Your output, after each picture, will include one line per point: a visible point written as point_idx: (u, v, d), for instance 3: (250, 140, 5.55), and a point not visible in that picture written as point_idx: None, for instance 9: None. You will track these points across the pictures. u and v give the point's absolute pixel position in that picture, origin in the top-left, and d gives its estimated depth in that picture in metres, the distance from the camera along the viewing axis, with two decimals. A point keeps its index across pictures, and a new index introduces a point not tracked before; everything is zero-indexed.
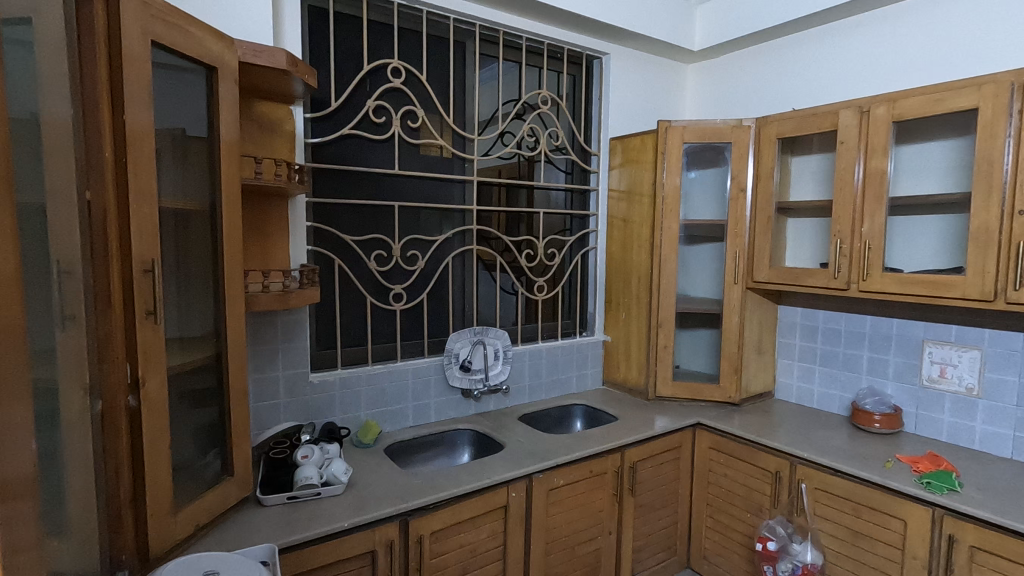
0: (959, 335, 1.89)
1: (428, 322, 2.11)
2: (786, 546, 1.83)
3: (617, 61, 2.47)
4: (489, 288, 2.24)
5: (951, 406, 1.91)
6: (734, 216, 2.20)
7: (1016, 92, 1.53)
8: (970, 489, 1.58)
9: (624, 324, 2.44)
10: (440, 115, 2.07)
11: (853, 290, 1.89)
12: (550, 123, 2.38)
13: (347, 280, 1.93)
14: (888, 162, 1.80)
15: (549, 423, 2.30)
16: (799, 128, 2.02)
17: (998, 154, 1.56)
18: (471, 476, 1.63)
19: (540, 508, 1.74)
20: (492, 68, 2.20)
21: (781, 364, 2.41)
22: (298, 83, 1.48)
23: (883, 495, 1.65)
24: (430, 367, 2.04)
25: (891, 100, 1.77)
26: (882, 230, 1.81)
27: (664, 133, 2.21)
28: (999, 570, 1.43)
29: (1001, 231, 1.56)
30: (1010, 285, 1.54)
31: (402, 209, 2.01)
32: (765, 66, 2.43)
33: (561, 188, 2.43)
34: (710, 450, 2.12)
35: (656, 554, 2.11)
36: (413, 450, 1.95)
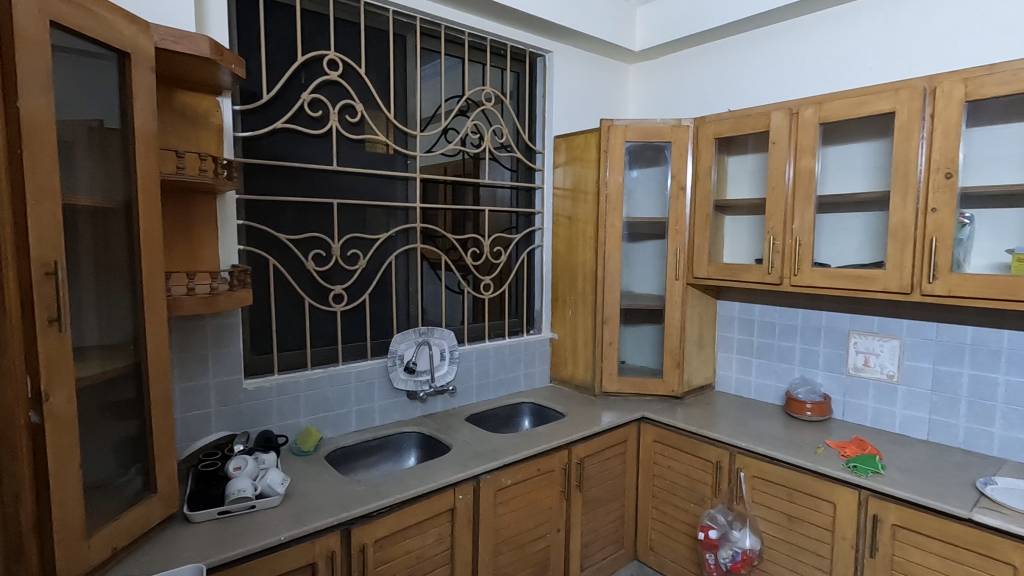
0: (881, 325, 2.00)
1: (371, 324, 2.05)
2: (726, 533, 1.91)
3: (561, 60, 2.48)
4: (435, 287, 2.20)
5: (874, 392, 2.03)
6: (675, 214, 2.25)
7: (928, 97, 1.63)
8: (892, 471, 1.67)
9: (571, 321, 2.45)
10: (380, 110, 2.01)
11: (785, 285, 1.97)
12: (494, 120, 2.36)
13: (283, 281, 1.84)
14: (816, 162, 1.88)
15: (497, 423, 2.29)
16: (734, 128, 2.09)
17: (912, 156, 1.66)
18: (416, 480, 1.59)
19: (488, 509, 1.72)
20: (434, 63, 2.16)
21: (720, 357, 2.49)
22: (225, 73, 1.39)
23: (815, 480, 1.72)
24: (374, 369, 1.98)
25: (818, 102, 1.85)
26: (811, 227, 1.90)
27: (607, 131, 2.24)
28: (919, 545, 1.53)
29: (917, 227, 1.66)
30: (925, 278, 1.64)
31: (341, 206, 1.94)
32: (703, 68, 2.51)
33: (507, 185, 2.41)
34: (654, 443, 2.17)
35: (604, 549, 2.13)
36: (357, 456, 1.89)
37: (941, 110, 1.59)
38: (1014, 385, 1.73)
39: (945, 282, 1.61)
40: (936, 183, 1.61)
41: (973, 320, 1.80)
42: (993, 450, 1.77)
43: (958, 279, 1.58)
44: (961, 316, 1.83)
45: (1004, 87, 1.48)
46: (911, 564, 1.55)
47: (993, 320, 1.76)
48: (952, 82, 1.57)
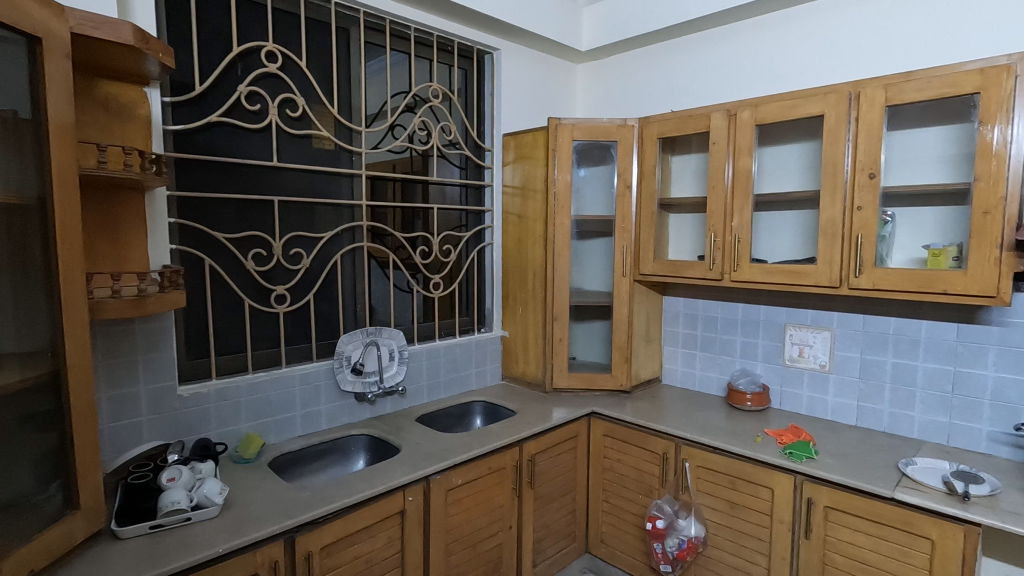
0: (814, 318, 2.11)
1: (316, 325, 1.99)
2: (673, 522, 1.98)
3: (508, 58, 2.49)
4: (383, 286, 2.16)
5: (808, 381, 2.13)
6: (621, 212, 2.30)
7: (853, 101, 1.72)
8: (824, 456, 1.76)
9: (521, 319, 2.46)
10: (323, 104, 1.95)
11: (726, 280, 2.05)
12: (442, 117, 2.33)
13: (221, 282, 1.76)
14: (753, 162, 1.96)
15: (448, 422, 2.27)
16: (677, 128, 2.14)
17: (840, 157, 1.75)
18: (364, 483, 1.55)
19: (438, 510, 1.71)
20: (379, 58, 2.12)
21: (666, 351, 2.56)
22: (152, 62, 1.32)
23: (754, 467, 1.80)
24: (320, 372, 1.93)
25: (754, 104, 1.93)
26: (749, 224, 1.97)
27: (555, 130, 2.26)
28: (849, 525, 1.62)
29: (844, 224, 1.76)
30: (852, 272, 1.74)
31: (283, 204, 1.87)
32: (648, 69, 2.57)
33: (456, 183, 2.39)
34: (604, 437, 2.20)
35: (556, 544, 2.15)
36: (302, 461, 1.83)
37: (865, 114, 1.69)
38: (932, 371, 1.86)
39: (869, 276, 1.71)
40: (861, 183, 1.71)
41: (896, 311, 1.92)
42: (914, 432, 1.89)
43: (882, 273, 1.69)
44: (885, 308, 1.94)
45: (921, 93, 1.59)
46: (842, 543, 1.64)
47: (913, 311, 1.88)
48: (874, 88, 1.67)
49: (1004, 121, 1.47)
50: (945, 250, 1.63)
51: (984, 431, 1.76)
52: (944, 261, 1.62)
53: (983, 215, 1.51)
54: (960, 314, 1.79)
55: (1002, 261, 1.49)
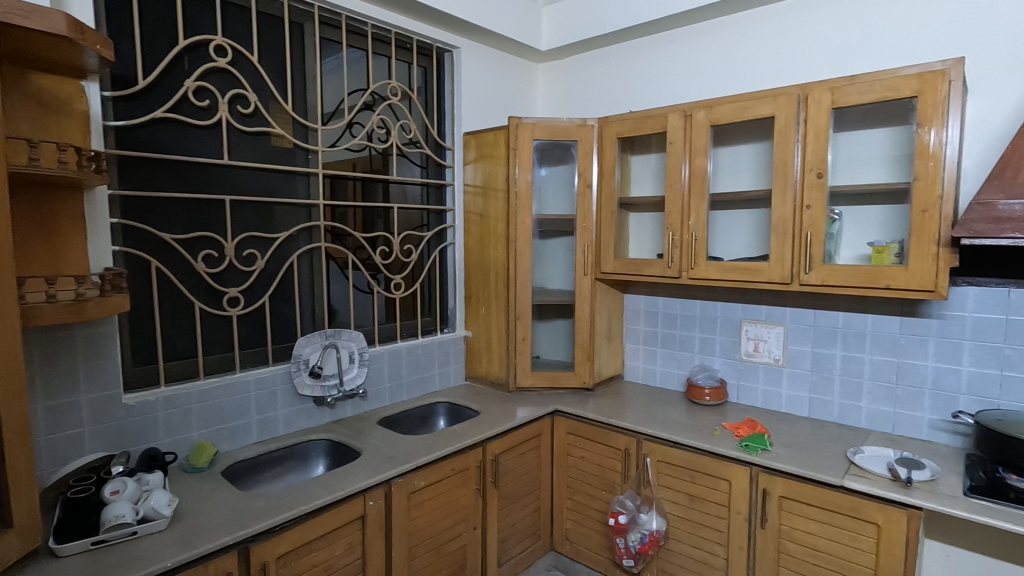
0: (768, 314, 2.17)
1: (272, 328, 1.93)
2: (634, 517, 2.02)
3: (468, 56, 2.47)
4: (342, 287, 2.11)
5: (763, 375, 2.20)
6: (582, 211, 2.32)
7: (802, 103, 1.78)
8: (778, 447, 1.82)
9: (484, 319, 2.45)
10: (276, 101, 1.90)
11: (684, 278, 2.09)
12: (401, 116, 2.30)
13: (169, 284, 1.69)
14: (708, 162, 2.00)
15: (411, 424, 2.25)
16: (635, 128, 2.17)
17: (790, 158, 1.80)
18: (323, 489, 1.52)
19: (400, 513, 1.68)
20: (335, 54, 2.07)
21: (628, 348, 2.59)
22: (90, 54, 1.25)
23: (712, 460, 1.84)
24: (276, 376, 1.88)
25: (708, 106, 1.97)
26: (705, 223, 2.02)
27: (515, 129, 2.26)
28: (802, 513, 1.67)
29: (795, 222, 1.81)
30: (803, 269, 1.80)
31: (235, 203, 1.81)
32: (607, 70, 2.59)
33: (417, 182, 2.36)
34: (567, 434, 2.22)
35: (521, 543, 2.15)
36: (258, 469, 1.78)
37: (812, 115, 1.75)
38: (877, 363, 1.94)
39: (818, 272, 1.77)
40: (810, 183, 1.77)
41: (844, 306, 1.99)
42: (861, 421, 1.97)
43: (830, 269, 1.75)
44: (834, 303, 2.02)
45: (863, 96, 1.65)
46: (796, 531, 1.69)
47: (860, 305, 1.96)
48: (821, 91, 1.73)
49: (940, 124, 1.55)
50: (888, 246, 1.69)
51: (926, 419, 1.85)
52: (887, 257, 1.69)
53: (921, 213, 1.59)
54: (903, 308, 1.88)
55: (940, 257, 1.56)
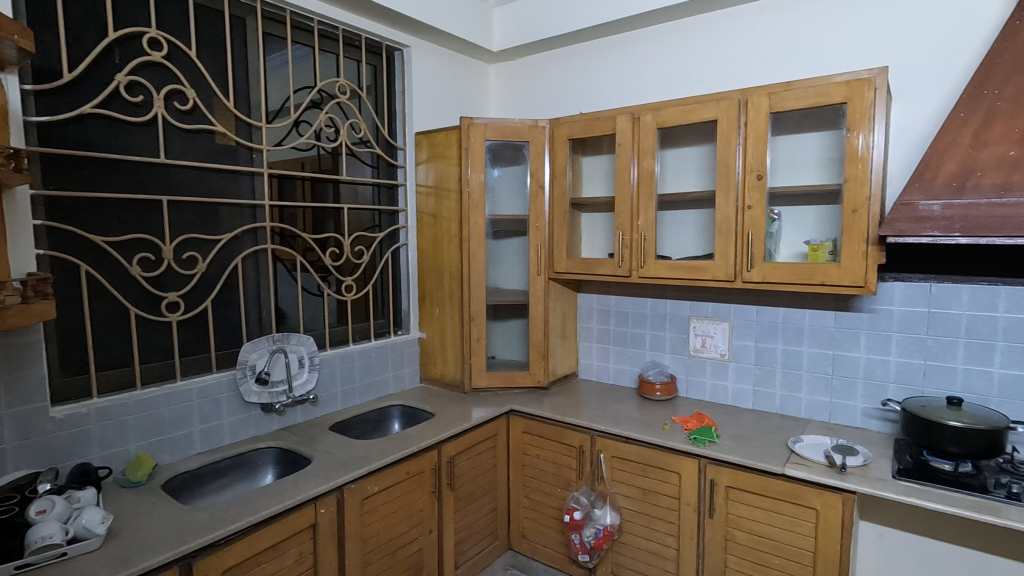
0: (714, 310, 2.25)
1: (215, 333, 1.86)
2: (589, 513, 2.03)
3: (419, 55, 2.45)
4: (291, 290, 2.06)
5: (711, 370, 2.27)
6: (534, 211, 2.33)
7: (742, 108, 1.85)
8: (725, 439, 1.89)
9: (439, 320, 2.44)
10: (217, 97, 1.83)
11: (634, 277, 2.14)
12: (351, 114, 2.25)
13: (101, 289, 1.60)
14: (656, 163, 2.05)
15: (365, 429, 2.21)
16: (585, 130, 2.21)
17: (732, 160, 1.87)
18: (271, 499, 1.47)
19: (353, 520, 1.65)
20: (280, 51, 2.01)
21: (582, 346, 2.63)
22: (7, 46, 1.17)
23: (663, 454, 1.89)
24: (221, 383, 1.81)
25: (655, 108, 2.02)
26: (653, 223, 2.07)
27: (467, 129, 2.25)
28: (747, 502, 1.74)
29: (737, 222, 1.88)
30: (745, 267, 1.87)
31: (174, 204, 1.73)
32: (558, 72, 2.62)
33: (368, 182, 2.32)
34: (523, 433, 2.23)
35: (478, 543, 2.15)
36: (202, 481, 1.70)
37: (752, 119, 1.82)
38: (815, 355, 2.04)
39: (759, 270, 1.85)
40: (750, 184, 1.84)
41: (784, 302, 2.08)
42: (801, 412, 2.07)
43: (770, 267, 1.83)
44: (775, 299, 2.10)
45: (798, 101, 1.74)
46: (741, 519, 1.76)
47: (798, 301, 2.05)
48: (759, 96, 1.80)
49: (867, 129, 1.64)
50: (822, 245, 1.78)
51: (859, 408, 1.96)
52: (821, 255, 1.77)
53: (852, 213, 1.68)
54: (837, 303, 1.98)
55: (869, 254, 1.66)
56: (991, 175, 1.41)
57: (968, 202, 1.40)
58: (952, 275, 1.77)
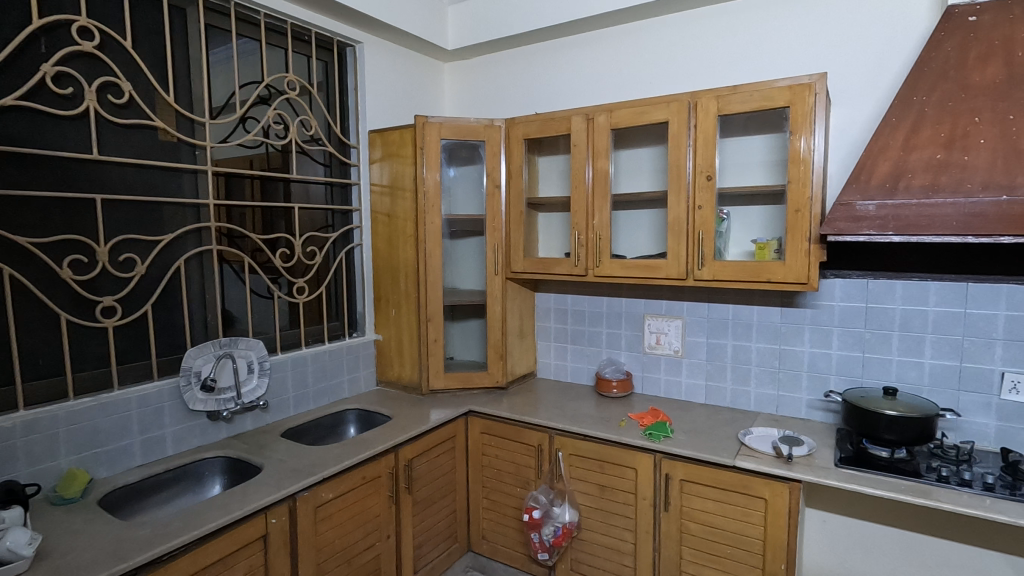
0: (667, 308, 2.30)
1: (156, 339, 1.77)
2: (548, 511, 2.05)
3: (372, 51, 2.40)
4: (238, 293, 1.98)
5: (665, 366, 2.32)
6: (491, 211, 2.33)
7: (692, 110, 1.90)
8: (678, 434, 1.93)
9: (395, 322, 2.40)
10: (155, 91, 1.74)
11: (590, 276, 2.16)
12: (300, 111, 2.19)
13: (27, 294, 1.50)
14: (610, 164, 2.08)
15: (318, 434, 2.15)
16: (540, 130, 2.22)
17: (683, 161, 1.91)
18: (218, 511, 1.41)
19: (307, 528, 1.60)
20: (225, 44, 1.93)
21: (540, 346, 2.64)
22: None
23: (619, 450, 1.92)
24: (162, 392, 1.72)
25: (609, 110, 2.05)
26: (608, 223, 2.10)
27: (421, 128, 2.23)
28: (700, 494, 1.78)
29: (688, 221, 1.93)
30: (696, 265, 1.93)
31: (108, 203, 1.64)
32: (514, 71, 2.62)
33: (320, 181, 2.26)
34: (481, 434, 2.22)
35: (437, 546, 2.13)
36: (142, 495, 1.62)
37: (701, 122, 1.87)
38: (763, 350, 2.11)
39: (710, 268, 1.90)
40: (700, 184, 1.89)
41: (733, 299, 2.15)
42: (751, 405, 2.14)
43: (719, 265, 1.89)
44: (724, 297, 2.17)
45: (745, 104, 1.79)
46: (695, 511, 1.80)
47: (746, 298, 2.13)
48: (708, 99, 1.85)
49: (808, 132, 1.71)
50: (768, 244, 1.85)
51: (804, 399, 2.04)
52: (767, 253, 1.85)
53: (794, 213, 1.75)
54: (783, 299, 2.06)
55: (811, 252, 1.73)
56: (919, 177, 1.50)
57: (900, 203, 1.48)
58: (887, 271, 1.87)
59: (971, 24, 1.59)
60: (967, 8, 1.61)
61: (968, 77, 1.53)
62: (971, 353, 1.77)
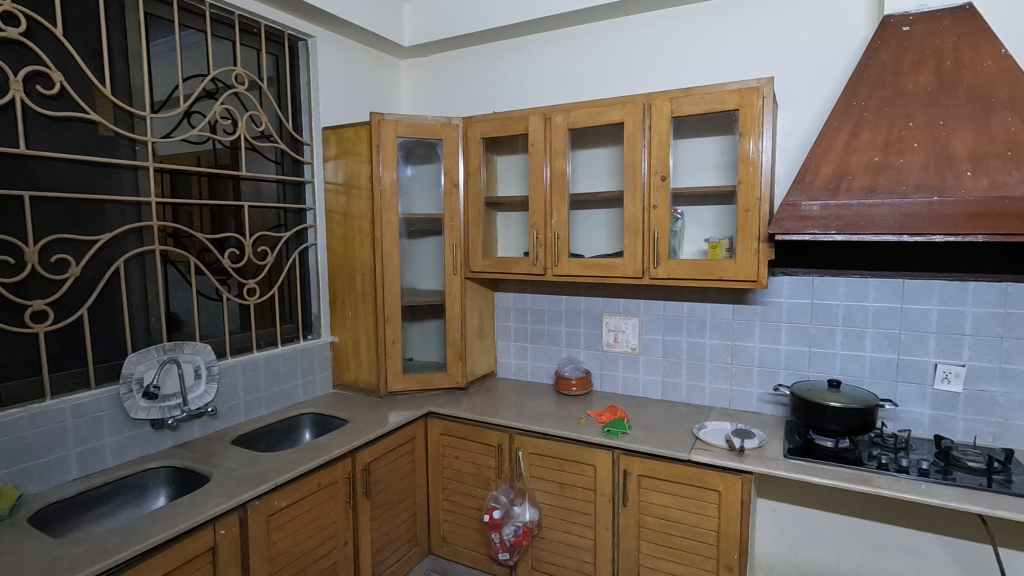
0: (625, 306, 2.33)
1: (94, 345, 1.67)
2: (508, 510, 2.06)
3: (326, 46, 2.34)
4: (184, 295, 1.89)
5: (623, 364, 2.35)
6: (449, 210, 2.31)
7: (646, 111, 1.93)
8: (636, 430, 1.96)
9: (351, 323, 2.35)
10: (90, 82, 1.64)
11: (548, 275, 2.17)
12: (250, 107, 2.11)
13: None
14: (567, 163, 2.09)
15: (272, 440, 2.08)
16: (498, 129, 2.21)
17: (638, 162, 1.95)
18: (163, 523, 1.34)
19: (259, 538, 1.55)
20: (167, 35, 1.84)
21: (500, 345, 2.64)
22: None
23: (578, 448, 1.93)
24: (100, 400, 1.63)
25: (566, 110, 2.06)
26: (566, 223, 2.11)
27: (377, 125, 2.19)
28: (657, 488, 1.82)
29: (644, 221, 1.96)
30: (652, 264, 1.96)
31: (39, 201, 1.54)
32: (471, 69, 2.61)
33: (272, 179, 2.19)
34: (441, 435, 2.20)
35: (397, 551, 2.09)
36: (78, 510, 1.53)
37: (655, 123, 1.90)
38: (716, 346, 2.17)
39: (665, 267, 1.94)
40: (655, 185, 1.92)
41: (687, 297, 2.20)
42: (705, 399, 2.20)
43: (674, 264, 1.93)
44: (679, 295, 2.22)
45: (697, 107, 1.84)
46: (652, 505, 1.84)
47: (700, 296, 2.18)
48: (662, 100, 1.89)
49: (756, 135, 1.76)
50: (720, 243, 1.90)
51: (755, 393, 2.11)
52: (719, 252, 1.90)
53: (744, 213, 1.80)
54: (735, 297, 2.12)
55: (760, 251, 1.79)
56: (859, 178, 1.57)
57: (842, 203, 1.55)
58: (831, 269, 1.95)
59: (905, 34, 1.66)
60: (902, 18, 1.68)
61: (903, 83, 1.61)
62: (907, 346, 1.86)
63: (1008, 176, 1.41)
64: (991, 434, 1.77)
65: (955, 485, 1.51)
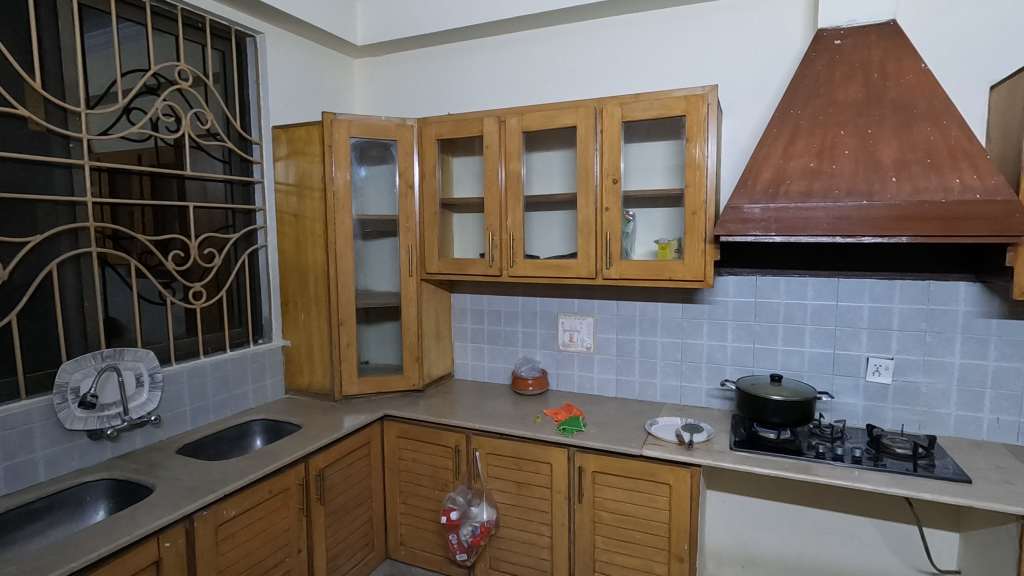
0: (579, 306, 2.37)
1: (24, 353, 1.58)
2: (466, 511, 2.03)
3: (275, 43, 2.29)
4: (124, 299, 1.81)
5: (578, 363, 2.40)
6: (404, 211, 2.29)
7: (598, 115, 1.98)
8: (590, 427, 2.00)
9: (304, 326, 2.30)
10: (19, 75, 1.55)
11: (504, 276, 2.19)
12: (194, 103, 2.04)
13: None
14: (522, 166, 2.12)
15: (221, 448, 2.01)
16: (453, 130, 2.21)
17: (590, 165, 1.99)
18: (102, 538, 1.28)
19: (206, 550, 1.50)
20: (102, 28, 1.76)
21: (457, 346, 2.64)
22: None
23: (535, 447, 1.96)
24: (31, 411, 1.54)
25: (519, 113, 2.09)
26: (521, 223, 2.13)
27: (330, 125, 2.15)
28: (612, 484, 1.86)
29: (597, 223, 2.01)
30: (605, 265, 2.01)
31: None
32: (425, 70, 2.60)
33: (218, 178, 2.12)
34: (397, 438, 2.19)
35: (353, 556, 2.07)
36: (8, 528, 1.44)
37: (607, 127, 1.96)
38: (667, 344, 2.23)
39: (617, 267, 1.99)
40: (607, 187, 1.97)
41: (639, 297, 2.26)
42: (657, 396, 2.26)
43: (626, 265, 1.98)
44: (632, 295, 2.28)
45: (646, 112, 1.90)
46: (606, 501, 1.88)
47: (651, 296, 2.24)
48: (612, 105, 1.94)
49: (702, 140, 1.83)
50: (669, 244, 1.96)
51: (704, 389, 2.19)
52: (668, 253, 1.96)
53: (692, 215, 1.87)
54: (684, 296, 2.19)
55: (706, 252, 1.86)
56: (797, 183, 1.65)
57: (781, 206, 1.63)
58: (773, 269, 2.04)
59: (837, 47, 1.75)
60: (834, 32, 1.78)
61: (835, 94, 1.70)
62: (842, 341, 1.97)
63: (928, 181, 1.53)
64: (917, 422, 1.90)
65: (885, 471, 1.61)
